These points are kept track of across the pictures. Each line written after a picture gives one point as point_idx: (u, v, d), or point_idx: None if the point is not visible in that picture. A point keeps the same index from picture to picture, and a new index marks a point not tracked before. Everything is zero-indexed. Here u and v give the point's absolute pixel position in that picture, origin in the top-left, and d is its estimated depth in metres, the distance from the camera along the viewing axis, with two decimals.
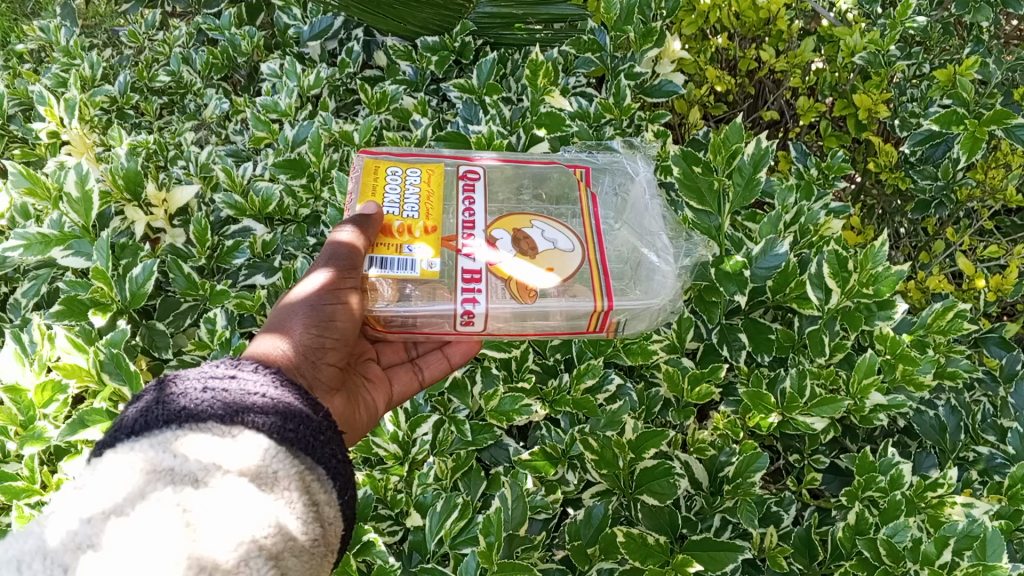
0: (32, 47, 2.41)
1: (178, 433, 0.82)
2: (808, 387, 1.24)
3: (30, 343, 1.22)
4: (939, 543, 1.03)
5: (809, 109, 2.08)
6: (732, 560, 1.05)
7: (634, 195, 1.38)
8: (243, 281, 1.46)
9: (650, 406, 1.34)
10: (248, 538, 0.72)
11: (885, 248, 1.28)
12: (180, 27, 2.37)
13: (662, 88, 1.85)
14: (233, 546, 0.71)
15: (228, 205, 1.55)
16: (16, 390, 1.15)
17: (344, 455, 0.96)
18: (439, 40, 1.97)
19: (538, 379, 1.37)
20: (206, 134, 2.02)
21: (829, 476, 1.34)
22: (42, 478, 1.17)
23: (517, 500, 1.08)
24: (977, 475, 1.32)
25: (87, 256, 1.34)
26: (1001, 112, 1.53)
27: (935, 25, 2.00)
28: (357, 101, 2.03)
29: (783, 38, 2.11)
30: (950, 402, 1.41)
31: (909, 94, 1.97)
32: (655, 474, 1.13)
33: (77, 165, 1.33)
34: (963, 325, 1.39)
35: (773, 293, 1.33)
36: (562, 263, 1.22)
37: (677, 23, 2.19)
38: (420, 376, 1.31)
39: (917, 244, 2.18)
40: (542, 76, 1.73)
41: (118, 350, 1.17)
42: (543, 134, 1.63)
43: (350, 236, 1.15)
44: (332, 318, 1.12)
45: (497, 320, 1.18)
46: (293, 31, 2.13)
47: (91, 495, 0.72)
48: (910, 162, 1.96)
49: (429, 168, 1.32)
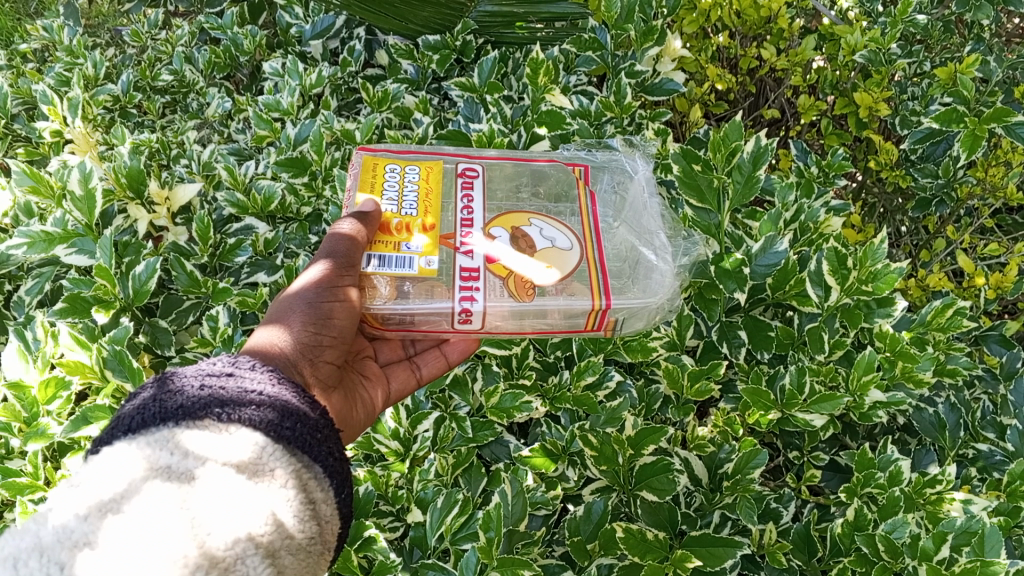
0: (35, 47, 2.42)
1: (175, 429, 0.83)
2: (808, 383, 1.25)
3: (34, 340, 1.24)
4: (937, 538, 1.02)
5: (810, 107, 2.08)
6: (732, 556, 1.06)
7: (632, 194, 1.38)
8: (246, 279, 1.47)
9: (649, 403, 1.34)
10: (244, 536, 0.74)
11: (884, 245, 1.28)
12: (182, 26, 2.38)
13: (662, 86, 1.85)
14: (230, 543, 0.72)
15: (231, 203, 1.55)
16: (19, 386, 1.16)
17: (340, 452, 0.97)
18: (439, 40, 1.98)
19: (538, 376, 1.38)
20: (208, 132, 2.03)
21: (829, 474, 1.34)
22: (46, 475, 1.17)
23: (517, 495, 1.09)
24: (976, 472, 1.32)
25: (91, 254, 1.35)
26: (1001, 110, 1.54)
27: (936, 23, 2.00)
28: (358, 100, 2.04)
29: (784, 36, 2.11)
30: (950, 399, 1.42)
31: (909, 92, 1.97)
32: (655, 470, 1.14)
33: (81, 163, 1.34)
34: (963, 322, 1.39)
35: (774, 290, 1.33)
36: (560, 261, 1.22)
37: (677, 21, 2.19)
38: (417, 374, 1.32)
39: (918, 242, 2.19)
40: (542, 74, 1.74)
41: (121, 348, 1.19)
42: (544, 133, 1.65)
43: (349, 230, 1.15)
44: (329, 315, 1.13)
45: (494, 318, 1.19)
46: (295, 30, 2.14)
47: (89, 493, 0.73)
48: (910, 160, 1.97)
49: (428, 165, 1.32)
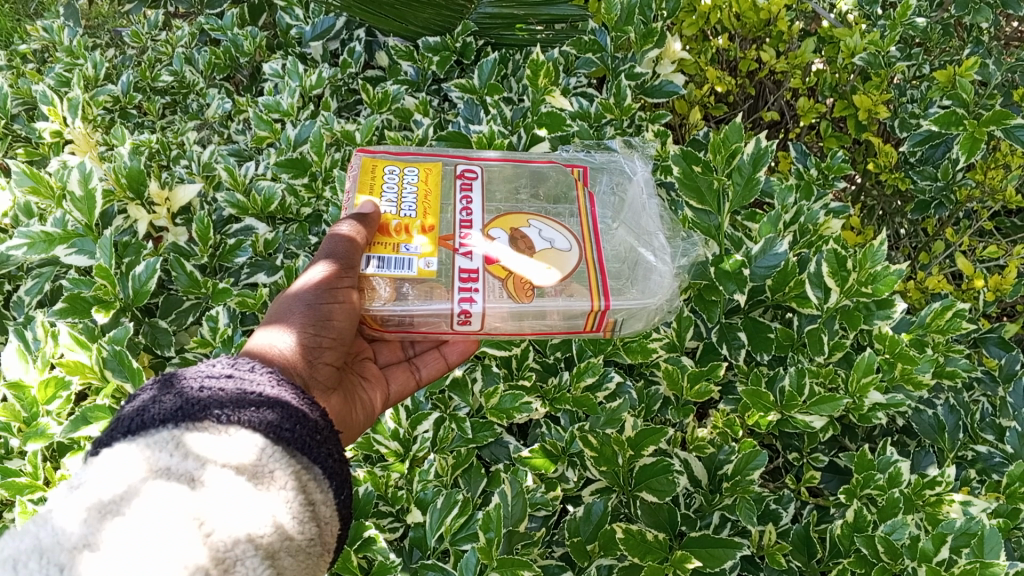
0: (35, 47, 2.42)
1: (174, 431, 0.83)
2: (808, 385, 1.25)
3: (33, 340, 1.24)
4: (937, 539, 1.02)
5: (809, 110, 2.09)
6: (731, 557, 1.06)
7: (631, 195, 1.38)
8: (245, 279, 1.47)
9: (649, 404, 1.34)
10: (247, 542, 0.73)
11: (884, 247, 1.28)
12: (182, 27, 2.38)
13: (662, 88, 1.86)
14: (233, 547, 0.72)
15: (231, 204, 1.55)
16: (19, 386, 1.16)
17: (340, 453, 0.97)
18: (439, 41, 2.00)
19: (538, 377, 1.38)
20: (208, 133, 2.03)
21: (828, 475, 1.34)
22: (45, 475, 1.17)
23: (517, 496, 1.09)
24: (975, 474, 1.32)
25: (91, 255, 1.35)
26: (1000, 113, 1.54)
27: (935, 26, 2.00)
28: (359, 101, 2.04)
29: (783, 39, 2.11)
30: (948, 401, 1.42)
31: (908, 95, 1.97)
32: (655, 471, 1.14)
33: (81, 163, 1.34)
34: (962, 324, 1.40)
35: (773, 292, 1.33)
36: (559, 262, 1.22)
37: (677, 23, 2.20)
38: (417, 375, 1.32)
39: (917, 244, 2.19)
40: (542, 76, 1.74)
41: (121, 348, 1.19)
42: (543, 134, 1.65)
43: (349, 232, 1.15)
44: (329, 317, 1.13)
45: (494, 319, 1.19)
46: (295, 32, 2.14)
47: (90, 495, 0.73)
48: (909, 162, 1.97)
49: (427, 166, 1.32)
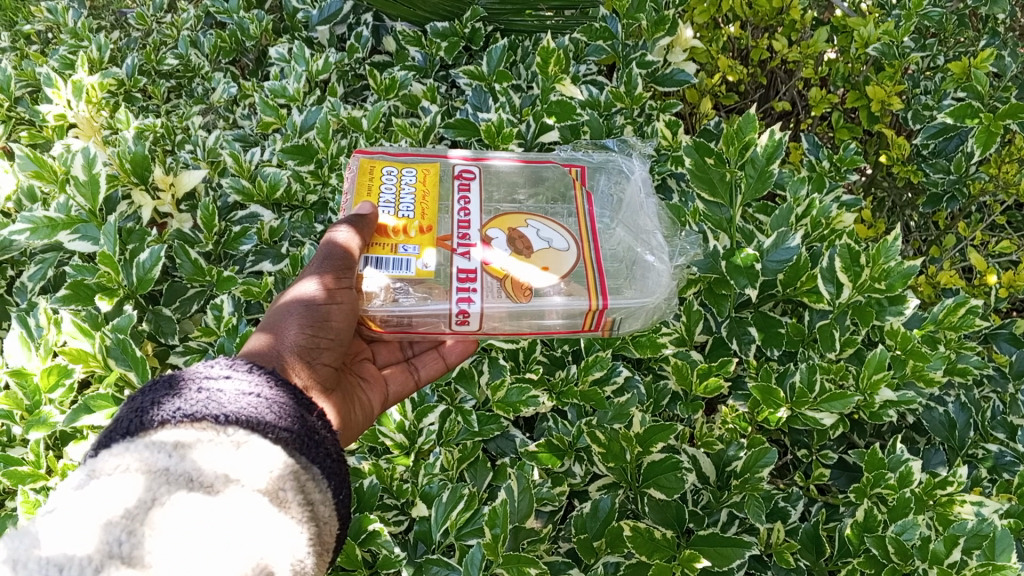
0: (39, 28, 2.40)
1: (172, 433, 0.81)
2: (818, 381, 1.21)
3: (36, 327, 1.22)
4: (948, 542, 1.02)
5: (821, 100, 2.02)
6: (738, 556, 1.06)
7: (630, 194, 1.36)
8: (250, 267, 1.46)
9: (658, 399, 1.32)
10: (253, 550, 0.72)
11: (898, 242, 1.25)
12: (187, 8, 2.35)
13: (673, 77, 1.82)
14: (238, 558, 0.70)
15: (236, 190, 1.53)
16: (22, 374, 1.15)
17: (338, 453, 0.97)
18: (448, 26, 1.95)
19: (545, 370, 1.37)
20: (213, 118, 2.00)
21: (836, 472, 1.34)
22: (47, 464, 1.16)
23: (523, 492, 1.07)
24: (985, 473, 1.31)
25: (94, 241, 1.34)
26: (1016, 106, 1.50)
27: (950, 16, 1.96)
28: (365, 87, 2.01)
29: (796, 28, 2.06)
30: (960, 399, 1.39)
31: (922, 86, 1.93)
32: (663, 467, 1.13)
33: (84, 148, 1.33)
34: (975, 321, 1.37)
35: (785, 286, 1.30)
36: (557, 262, 1.20)
37: (688, 11, 2.13)
38: (416, 376, 1.30)
39: (927, 238, 2.15)
40: (553, 63, 1.70)
41: (124, 336, 1.16)
42: (553, 123, 1.61)
43: (345, 237, 1.13)
44: (327, 317, 1.12)
45: (492, 319, 1.17)
46: (302, 15, 2.09)
47: (89, 497, 0.72)
48: (922, 155, 1.93)
49: (425, 167, 1.30)
